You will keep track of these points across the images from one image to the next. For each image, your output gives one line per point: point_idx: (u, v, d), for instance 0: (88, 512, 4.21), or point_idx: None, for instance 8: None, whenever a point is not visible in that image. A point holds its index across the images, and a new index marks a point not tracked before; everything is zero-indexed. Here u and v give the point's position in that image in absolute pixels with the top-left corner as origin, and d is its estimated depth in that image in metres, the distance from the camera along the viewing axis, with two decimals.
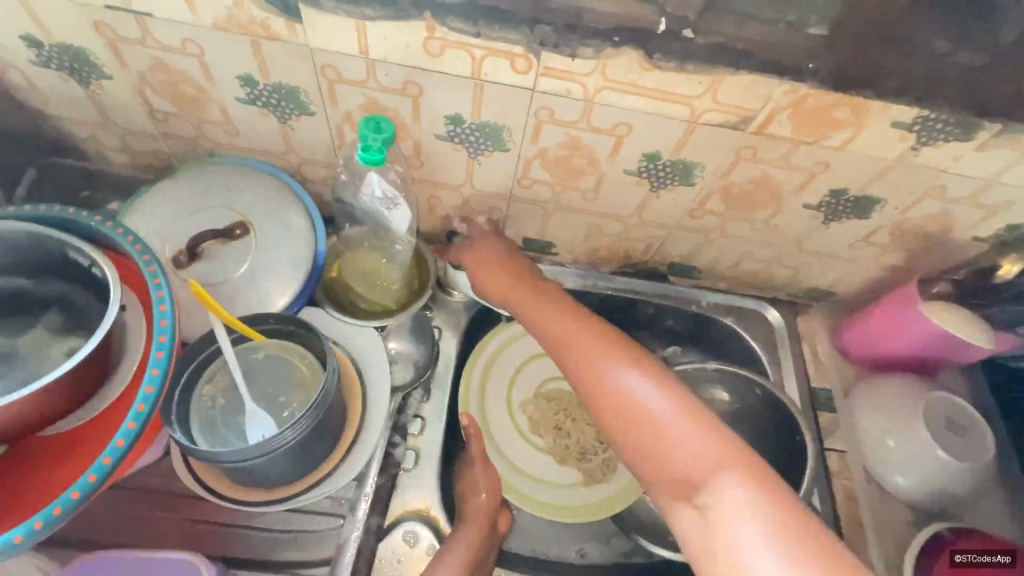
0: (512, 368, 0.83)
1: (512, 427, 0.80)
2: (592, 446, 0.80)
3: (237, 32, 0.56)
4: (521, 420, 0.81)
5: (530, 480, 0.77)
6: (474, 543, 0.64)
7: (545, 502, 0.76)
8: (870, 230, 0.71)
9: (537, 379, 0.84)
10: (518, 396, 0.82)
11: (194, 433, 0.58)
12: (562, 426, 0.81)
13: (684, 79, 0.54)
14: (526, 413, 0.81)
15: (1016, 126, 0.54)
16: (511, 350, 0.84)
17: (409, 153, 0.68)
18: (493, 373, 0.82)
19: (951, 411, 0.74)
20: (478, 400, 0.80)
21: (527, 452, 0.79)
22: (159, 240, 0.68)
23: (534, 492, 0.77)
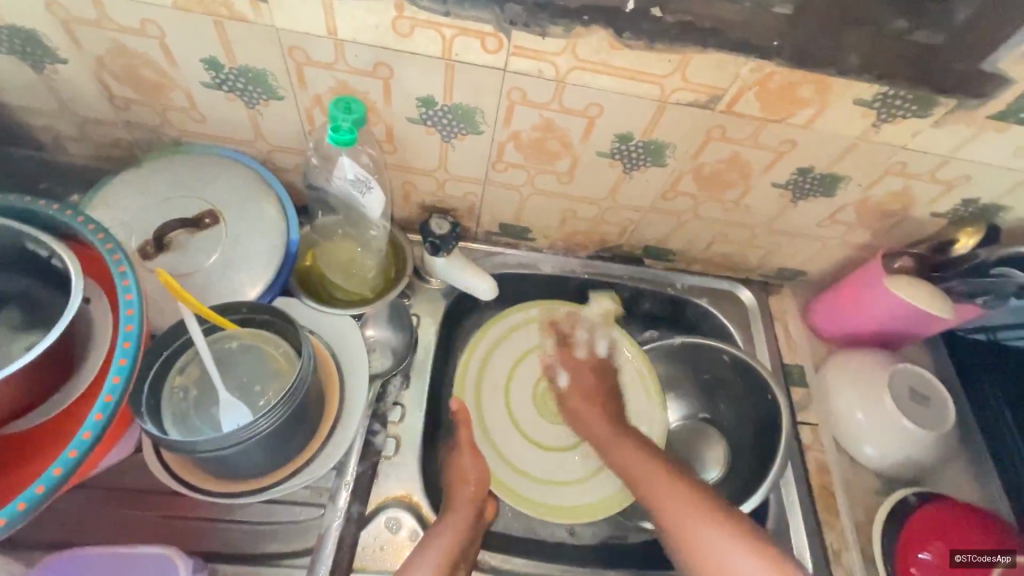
0: (508, 368, 0.84)
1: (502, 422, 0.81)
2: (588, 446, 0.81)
3: (199, 12, 0.54)
4: (516, 413, 0.82)
5: (517, 474, 0.78)
6: (460, 526, 0.64)
7: (534, 498, 0.77)
8: (836, 208, 0.73)
9: (535, 372, 0.85)
10: (513, 389, 0.83)
11: (167, 425, 0.57)
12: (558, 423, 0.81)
13: (654, 58, 0.55)
14: (522, 407, 0.82)
15: (970, 101, 0.56)
16: (508, 343, 0.85)
17: (382, 138, 0.67)
18: (487, 368, 0.83)
19: (914, 381, 0.78)
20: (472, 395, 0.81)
21: (518, 447, 0.80)
22: (124, 231, 0.66)
23: (520, 486, 0.77)
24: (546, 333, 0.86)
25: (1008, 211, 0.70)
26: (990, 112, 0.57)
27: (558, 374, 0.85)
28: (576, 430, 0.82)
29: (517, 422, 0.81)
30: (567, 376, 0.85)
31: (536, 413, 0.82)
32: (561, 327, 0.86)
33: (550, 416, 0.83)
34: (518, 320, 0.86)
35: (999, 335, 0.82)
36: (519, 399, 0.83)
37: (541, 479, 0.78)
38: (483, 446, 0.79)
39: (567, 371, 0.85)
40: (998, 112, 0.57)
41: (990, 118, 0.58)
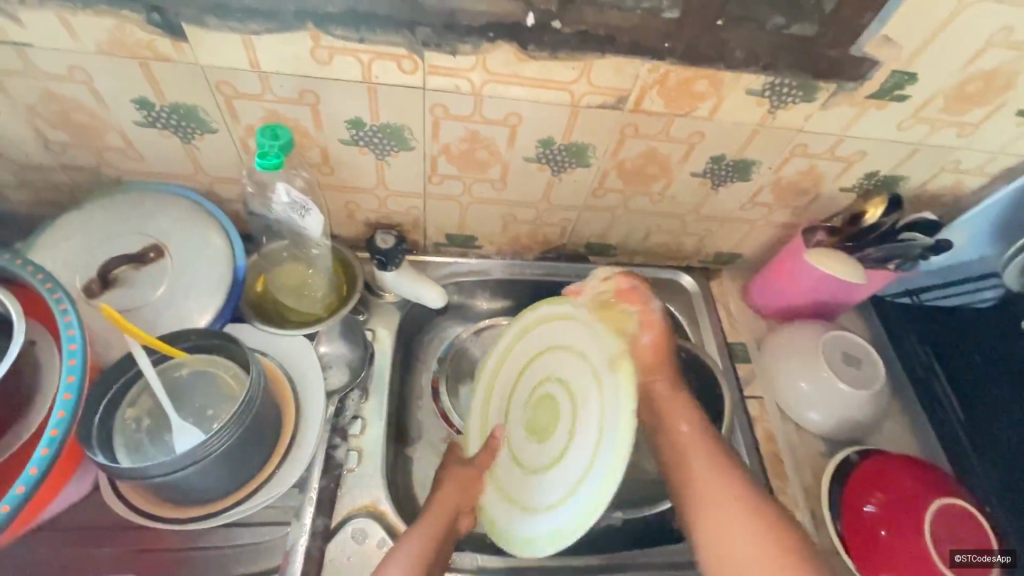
0: (519, 368, 0.75)
1: (508, 428, 0.74)
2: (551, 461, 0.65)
3: (124, 55, 0.57)
4: (512, 424, 0.74)
5: (500, 490, 0.71)
6: (434, 526, 0.65)
7: (503, 526, 0.68)
8: (754, 191, 0.78)
9: (540, 377, 0.71)
10: (517, 393, 0.74)
11: (119, 456, 0.58)
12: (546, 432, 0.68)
13: (559, 66, 0.59)
14: (518, 420, 0.73)
15: (848, 84, 0.62)
16: (519, 347, 0.75)
17: (318, 161, 0.70)
18: (507, 365, 0.77)
19: (846, 346, 0.82)
20: (486, 394, 0.79)
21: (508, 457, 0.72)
22: (68, 272, 0.67)
23: (496, 502, 0.70)
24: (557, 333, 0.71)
25: (906, 180, 0.76)
26: (867, 92, 0.63)
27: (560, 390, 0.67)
28: (557, 451, 0.65)
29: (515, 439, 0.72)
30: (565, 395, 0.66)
31: (530, 429, 0.70)
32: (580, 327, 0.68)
33: (539, 429, 0.69)
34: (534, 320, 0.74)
35: (922, 296, 0.90)
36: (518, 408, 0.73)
37: (516, 501, 0.68)
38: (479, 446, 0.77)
39: (565, 378, 0.67)
40: (874, 92, 0.63)
41: (869, 98, 0.64)
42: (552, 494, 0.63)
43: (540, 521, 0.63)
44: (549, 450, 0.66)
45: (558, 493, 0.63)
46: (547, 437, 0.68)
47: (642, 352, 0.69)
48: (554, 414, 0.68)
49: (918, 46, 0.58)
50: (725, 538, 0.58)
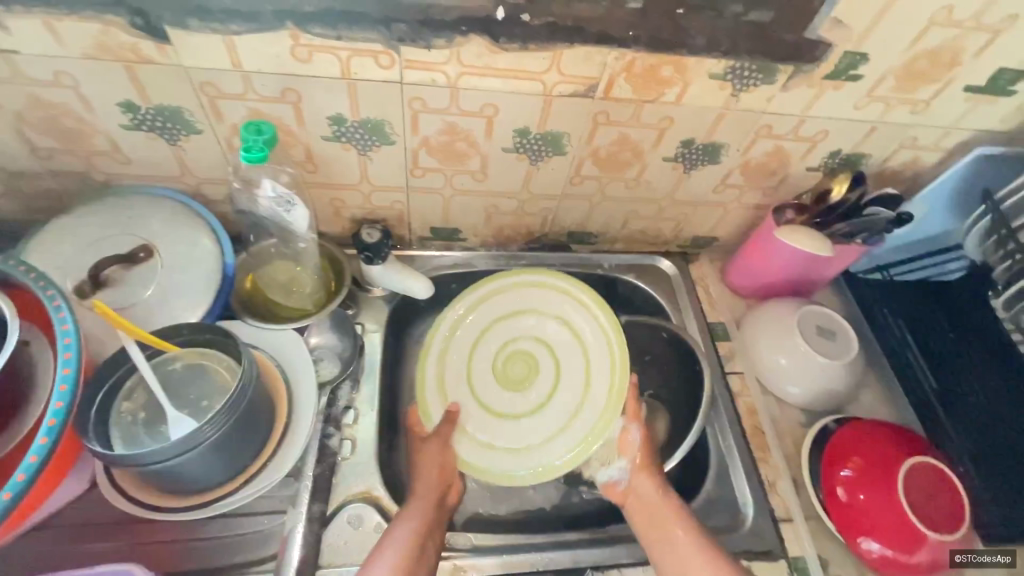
0: (473, 336, 0.83)
1: (469, 392, 0.80)
2: (525, 401, 0.80)
3: (109, 59, 0.59)
4: (478, 382, 0.81)
5: (495, 447, 0.77)
6: (412, 529, 0.65)
7: (513, 471, 0.75)
8: (725, 173, 0.81)
9: (503, 341, 0.83)
10: (477, 361, 0.82)
11: (118, 447, 0.59)
12: (526, 378, 0.81)
13: (530, 57, 0.62)
14: (487, 379, 0.81)
15: (805, 66, 0.66)
16: (471, 322, 0.84)
17: (302, 158, 0.72)
18: (450, 348, 0.82)
19: (819, 318, 0.86)
20: (436, 383, 0.80)
21: (490, 418, 0.79)
22: (59, 275, 0.68)
23: (495, 463, 0.76)
24: (525, 305, 0.84)
25: (869, 157, 0.80)
26: (823, 74, 0.67)
27: (534, 348, 0.83)
28: (542, 392, 0.80)
29: (480, 394, 0.80)
30: (542, 350, 0.83)
31: (508, 386, 0.81)
32: (538, 295, 0.84)
33: (513, 383, 0.81)
34: (491, 292, 0.84)
35: (892, 271, 0.95)
36: (487, 374, 0.81)
37: (500, 448, 0.77)
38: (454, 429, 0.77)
39: (539, 336, 0.83)
40: (830, 73, 0.67)
41: (825, 79, 0.67)
42: (550, 425, 0.78)
43: (553, 446, 0.76)
44: (534, 394, 0.80)
45: (555, 421, 0.78)
46: (535, 383, 0.81)
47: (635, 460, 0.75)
48: (525, 365, 0.82)
49: (867, 28, 0.62)
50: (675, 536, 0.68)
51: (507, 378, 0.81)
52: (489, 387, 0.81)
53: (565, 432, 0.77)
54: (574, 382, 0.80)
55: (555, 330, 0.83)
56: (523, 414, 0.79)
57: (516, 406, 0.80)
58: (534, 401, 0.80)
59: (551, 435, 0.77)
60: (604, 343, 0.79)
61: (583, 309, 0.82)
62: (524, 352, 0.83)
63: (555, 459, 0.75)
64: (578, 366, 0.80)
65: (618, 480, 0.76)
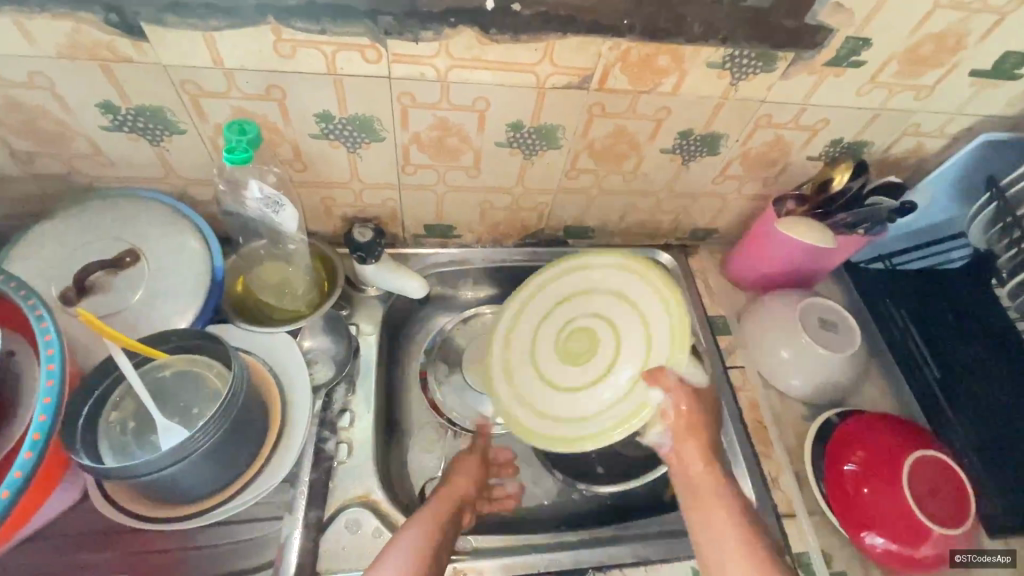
0: (534, 322, 0.84)
1: (531, 372, 0.81)
2: (591, 372, 0.78)
3: (85, 58, 0.56)
4: (540, 360, 0.81)
5: (552, 420, 0.77)
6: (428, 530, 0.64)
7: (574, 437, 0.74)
8: (724, 164, 0.80)
9: (566, 320, 0.82)
10: (540, 342, 0.82)
11: (107, 458, 0.58)
12: (586, 351, 0.79)
13: (521, 48, 0.60)
14: (549, 356, 0.81)
15: (806, 52, 0.64)
16: (529, 312, 0.84)
17: (290, 157, 0.71)
18: (512, 336, 0.83)
19: (822, 311, 0.84)
20: (500, 368, 0.82)
21: (550, 392, 0.79)
22: (43, 282, 0.67)
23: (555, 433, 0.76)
24: (586, 281, 0.82)
25: (871, 145, 0.78)
26: (824, 60, 0.65)
27: (596, 321, 0.80)
28: (606, 362, 0.77)
29: (542, 371, 0.81)
30: (603, 322, 0.80)
31: (571, 361, 0.80)
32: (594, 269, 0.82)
33: (576, 357, 0.80)
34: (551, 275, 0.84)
35: (894, 261, 0.93)
36: (549, 352, 0.81)
37: (561, 419, 0.77)
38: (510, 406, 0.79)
39: (597, 312, 0.80)
40: (831, 60, 0.65)
41: (826, 66, 0.65)
42: (613, 391, 0.75)
43: (611, 411, 0.73)
44: (593, 367, 0.78)
45: (619, 386, 0.74)
46: (595, 356, 0.79)
47: (679, 425, 0.70)
48: (586, 341, 0.80)
49: (869, 12, 0.60)
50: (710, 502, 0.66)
51: (569, 352, 0.80)
52: (551, 363, 0.81)
53: (631, 395, 0.73)
54: (636, 348, 0.75)
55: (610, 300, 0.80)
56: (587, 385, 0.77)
57: (580, 378, 0.78)
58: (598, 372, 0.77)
59: (618, 400, 0.73)
60: (659, 303, 0.75)
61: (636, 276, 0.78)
62: (590, 325, 0.80)
63: (622, 425, 0.71)
64: (641, 332, 0.76)
65: (664, 444, 0.72)
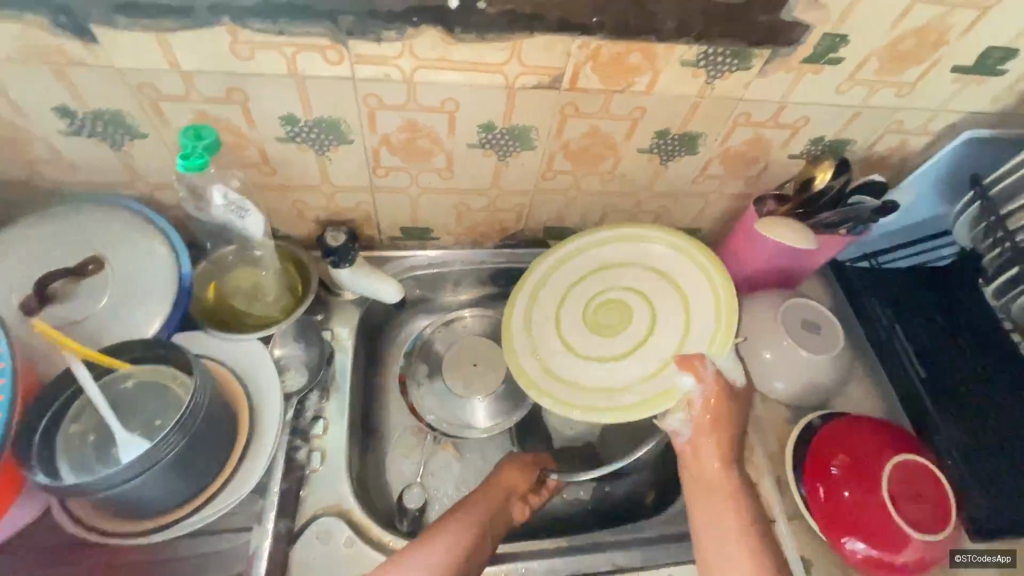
0: (563, 289, 0.82)
1: (558, 340, 0.80)
2: (621, 345, 0.78)
3: (36, 61, 0.55)
4: (568, 328, 0.80)
5: (577, 389, 0.76)
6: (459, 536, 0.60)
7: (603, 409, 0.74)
8: (704, 163, 0.78)
9: (597, 289, 0.82)
10: (567, 310, 0.81)
11: (66, 474, 0.56)
12: (618, 324, 0.80)
13: (489, 48, 0.58)
14: (578, 325, 0.80)
15: (782, 49, 0.62)
16: (561, 276, 0.83)
17: (257, 161, 0.69)
18: (538, 297, 0.82)
19: (805, 312, 0.83)
20: (524, 333, 0.80)
21: (578, 362, 0.78)
22: (3, 291, 0.65)
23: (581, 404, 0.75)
24: (618, 254, 0.83)
25: (853, 143, 0.77)
26: (801, 57, 0.63)
27: (627, 293, 0.81)
28: (637, 336, 0.78)
29: (572, 342, 0.80)
30: (637, 296, 0.81)
31: (600, 332, 0.80)
32: (636, 245, 0.83)
33: (605, 329, 0.80)
34: (585, 244, 0.84)
35: (879, 259, 0.93)
36: (580, 321, 0.81)
37: (590, 389, 0.76)
38: (540, 374, 0.78)
39: (630, 287, 0.81)
40: (808, 57, 0.63)
41: (804, 63, 0.64)
42: (646, 366, 0.76)
43: (642, 387, 0.75)
44: (625, 340, 0.78)
45: (653, 363, 0.76)
46: (627, 329, 0.79)
47: (704, 424, 0.66)
48: (616, 314, 0.80)
49: (846, 8, 0.58)
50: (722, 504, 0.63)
51: (599, 324, 0.80)
52: (579, 335, 0.80)
53: (663, 373, 0.75)
54: (673, 328, 0.78)
55: (650, 278, 0.81)
56: (617, 359, 0.78)
57: (611, 350, 0.78)
58: (629, 344, 0.78)
59: (648, 377, 0.75)
60: (713, 297, 0.77)
61: (684, 263, 0.80)
62: (619, 299, 0.81)
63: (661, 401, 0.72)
64: (680, 310, 0.78)
65: (681, 432, 0.68)
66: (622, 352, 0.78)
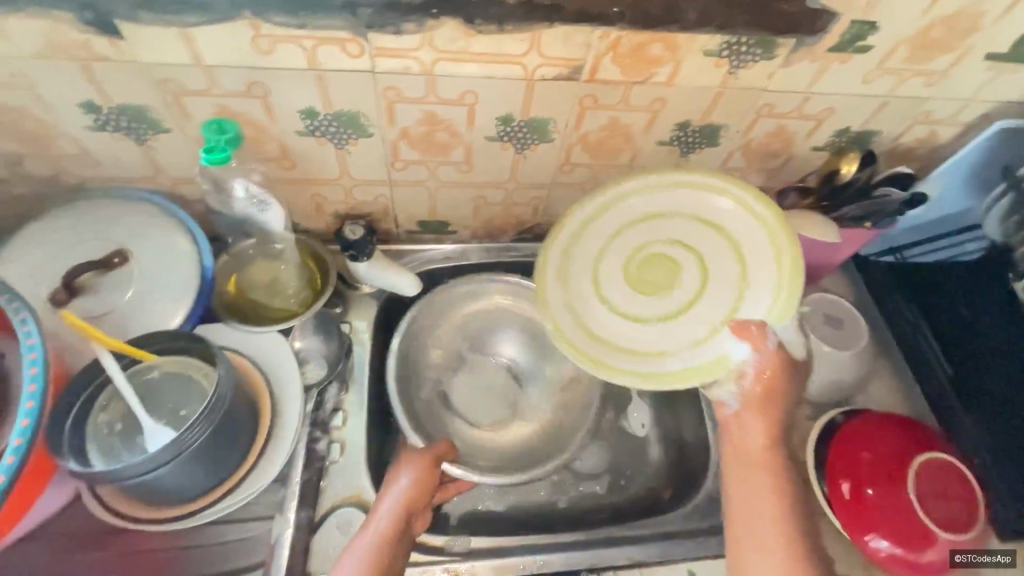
0: (601, 244, 0.76)
1: (599, 300, 0.75)
2: (669, 305, 0.74)
3: (62, 57, 0.56)
4: (609, 286, 0.76)
5: (623, 353, 0.73)
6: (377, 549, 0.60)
7: (649, 373, 0.72)
8: (724, 156, 0.77)
9: (639, 240, 0.76)
10: (606, 265, 0.76)
11: (94, 462, 0.58)
12: (666, 281, 0.75)
13: (508, 39, 0.58)
14: (620, 282, 0.76)
15: (808, 39, 0.60)
16: (599, 225, 0.76)
17: (277, 155, 0.69)
18: (573, 254, 0.76)
19: (826, 307, 0.82)
20: (561, 290, 0.75)
21: (621, 323, 0.75)
22: (32, 283, 0.67)
23: (626, 369, 0.72)
24: (663, 199, 0.75)
25: (880, 135, 0.75)
26: (828, 47, 0.61)
27: (675, 246, 0.75)
28: (686, 295, 0.74)
29: (615, 302, 0.75)
30: (685, 249, 0.75)
31: (645, 290, 0.75)
32: (689, 191, 0.74)
33: (650, 286, 0.75)
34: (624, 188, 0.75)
35: (905, 253, 0.90)
36: (622, 278, 0.76)
37: (635, 352, 0.73)
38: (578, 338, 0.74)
39: (677, 237, 0.75)
40: (835, 46, 0.61)
41: (831, 52, 0.62)
42: (696, 330, 0.73)
43: (692, 352, 0.72)
44: (672, 300, 0.74)
45: (703, 326, 0.72)
46: (674, 287, 0.75)
47: (752, 398, 0.66)
48: (663, 268, 0.75)
49: None
50: (762, 479, 0.63)
51: (645, 280, 0.75)
52: (623, 295, 0.76)
53: (716, 337, 0.71)
54: (726, 285, 0.73)
55: (695, 227, 0.75)
56: (665, 321, 0.74)
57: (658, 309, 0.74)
58: (678, 304, 0.74)
59: (698, 342, 0.72)
60: (770, 251, 0.70)
61: (738, 211, 0.72)
62: (667, 252, 0.75)
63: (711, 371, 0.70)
64: (733, 266, 0.73)
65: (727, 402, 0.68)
66: (671, 313, 0.74)
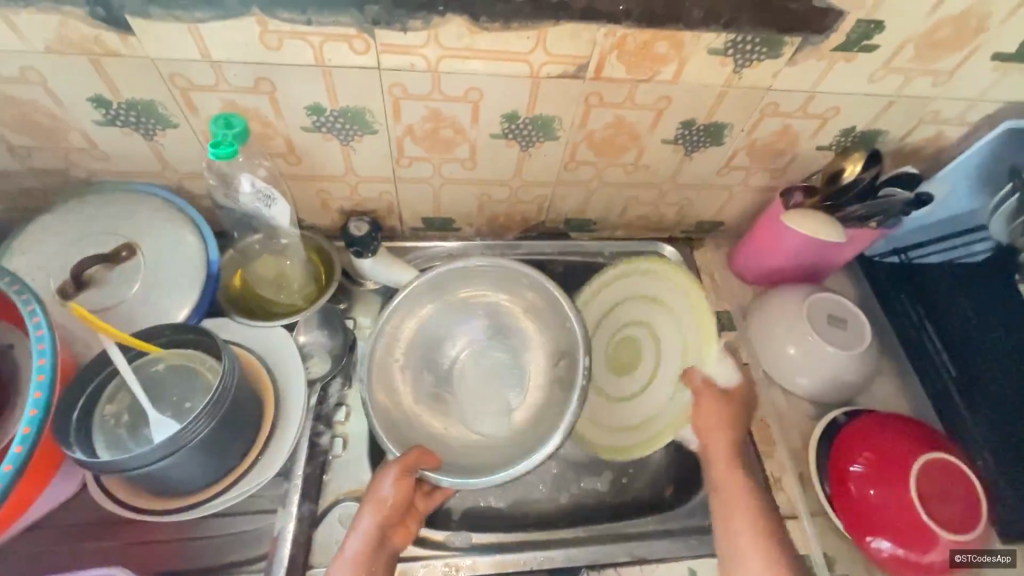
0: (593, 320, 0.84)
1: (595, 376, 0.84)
2: (636, 385, 0.79)
3: (73, 52, 0.56)
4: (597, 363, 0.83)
5: (599, 428, 0.80)
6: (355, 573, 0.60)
7: (607, 446, 0.79)
8: (729, 155, 0.77)
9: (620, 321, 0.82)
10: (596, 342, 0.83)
11: (101, 453, 0.58)
12: (636, 362, 0.80)
13: (513, 37, 0.58)
14: (603, 362, 0.83)
15: (813, 38, 0.60)
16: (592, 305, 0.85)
17: (284, 150, 0.70)
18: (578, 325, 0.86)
19: (831, 307, 0.81)
20: None
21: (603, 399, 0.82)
22: (41, 276, 0.68)
23: (605, 439, 0.79)
24: (633, 285, 0.81)
25: (886, 134, 0.75)
26: (833, 46, 0.61)
27: (639, 327, 0.80)
28: (648, 376, 0.78)
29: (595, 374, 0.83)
30: (644, 329, 0.80)
31: (620, 371, 0.81)
32: (654, 276, 0.79)
33: (624, 367, 0.81)
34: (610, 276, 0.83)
35: (910, 255, 0.88)
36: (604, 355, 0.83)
37: (615, 427, 0.79)
38: None
39: (643, 321, 0.80)
40: (840, 45, 0.61)
41: (837, 51, 0.62)
42: (649, 407, 0.77)
43: (648, 424, 0.76)
44: (639, 379, 0.79)
45: (653, 403, 0.76)
46: (638, 367, 0.80)
47: (704, 429, 0.71)
48: (635, 350, 0.80)
49: None
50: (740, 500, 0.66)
51: (625, 360, 0.81)
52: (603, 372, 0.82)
53: (659, 413, 0.76)
54: (672, 359, 0.76)
55: (648, 309, 0.80)
56: (627, 397, 0.79)
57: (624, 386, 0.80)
58: (638, 384, 0.79)
59: (650, 418, 0.76)
60: (691, 320, 0.74)
61: (670, 289, 0.77)
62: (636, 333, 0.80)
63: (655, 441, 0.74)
64: (676, 340, 0.76)
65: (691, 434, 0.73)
66: (636, 393, 0.78)
